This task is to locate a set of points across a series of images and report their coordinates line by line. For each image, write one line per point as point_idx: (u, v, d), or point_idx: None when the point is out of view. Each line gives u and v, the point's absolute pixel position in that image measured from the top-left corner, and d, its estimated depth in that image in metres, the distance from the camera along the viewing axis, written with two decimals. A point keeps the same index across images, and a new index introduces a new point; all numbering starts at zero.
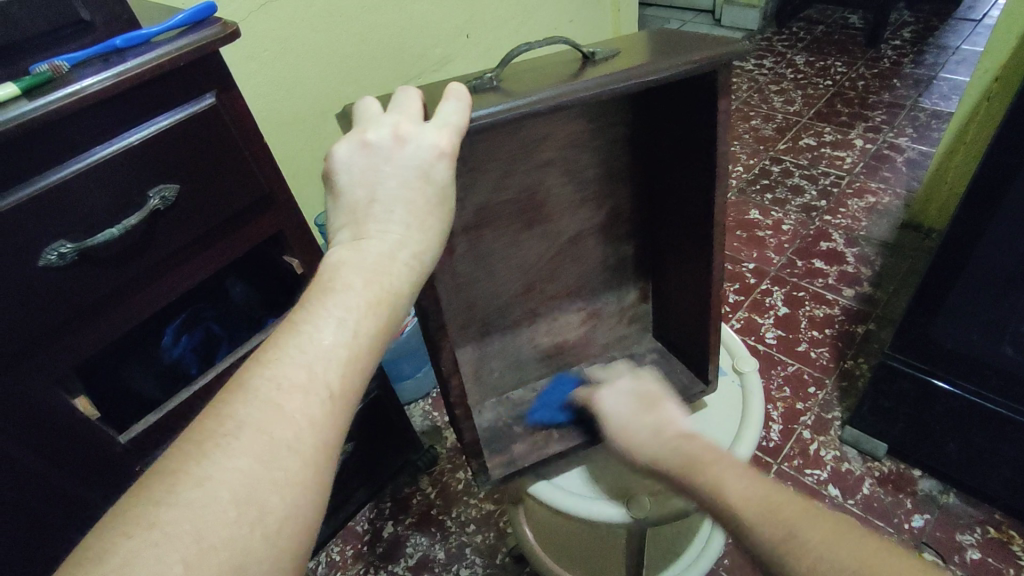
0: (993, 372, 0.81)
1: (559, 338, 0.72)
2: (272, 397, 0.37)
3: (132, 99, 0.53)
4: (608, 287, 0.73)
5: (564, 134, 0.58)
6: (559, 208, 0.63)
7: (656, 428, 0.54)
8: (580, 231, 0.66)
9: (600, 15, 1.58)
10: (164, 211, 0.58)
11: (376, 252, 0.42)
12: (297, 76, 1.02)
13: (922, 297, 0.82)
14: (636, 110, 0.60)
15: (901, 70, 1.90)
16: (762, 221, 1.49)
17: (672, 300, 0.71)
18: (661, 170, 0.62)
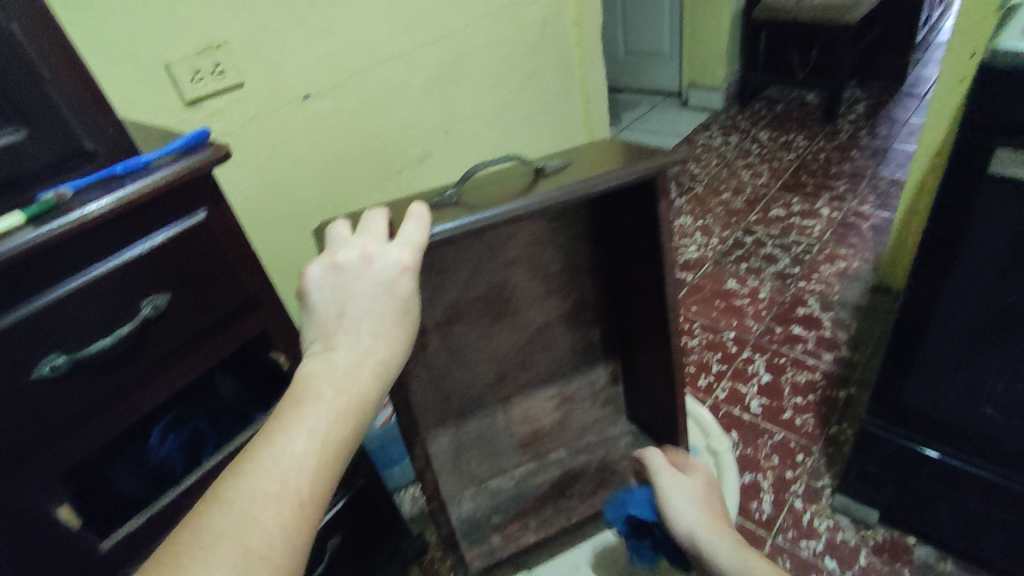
0: (975, 434, 0.82)
1: (534, 425, 0.77)
2: (247, 509, 0.39)
3: (132, 220, 0.57)
4: (580, 372, 0.78)
5: (527, 234, 0.64)
6: (526, 301, 0.69)
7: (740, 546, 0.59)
8: (547, 321, 0.71)
9: (571, 105, 1.70)
10: (156, 321, 0.61)
11: (345, 363, 0.46)
12: (287, 178, 1.08)
13: (891, 365, 0.84)
14: (595, 208, 0.66)
15: (858, 142, 2.03)
16: (739, 289, 1.54)
17: (637, 377, 0.76)
18: (620, 260, 0.67)
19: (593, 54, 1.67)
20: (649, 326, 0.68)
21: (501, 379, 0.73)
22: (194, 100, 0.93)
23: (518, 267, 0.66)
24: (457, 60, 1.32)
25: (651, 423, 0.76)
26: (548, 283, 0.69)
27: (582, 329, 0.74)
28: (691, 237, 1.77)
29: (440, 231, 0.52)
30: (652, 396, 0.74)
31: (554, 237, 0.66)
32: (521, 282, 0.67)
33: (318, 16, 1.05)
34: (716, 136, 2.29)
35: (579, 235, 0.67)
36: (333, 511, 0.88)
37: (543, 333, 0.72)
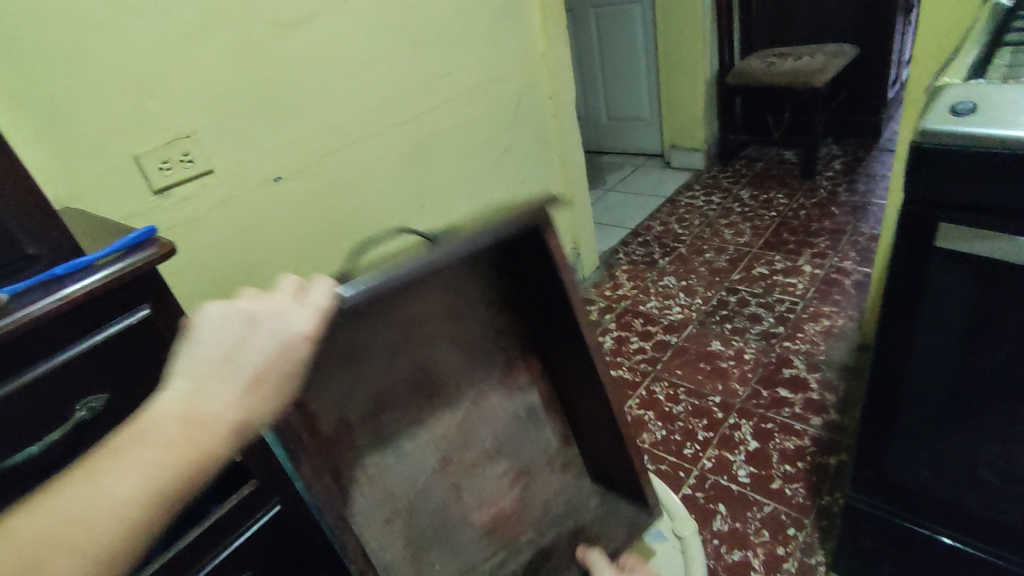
0: (974, 514, 0.78)
1: (498, 503, 0.73)
2: (29, 552, 0.35)
3: (70, 321, 0.57)
4: (532, 441, 0.75)
5: (440, 309, 0.63)
6: (453, 377, 0.68)
7: None
8: (484, 396, 0.71)
9: (550, 173, 1.74)
10: (91, 421, 0.60)
11: (207, 409, 0.41)
12: (257, 259, 1.09)
13: (867, 433, 0.82)
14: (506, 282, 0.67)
15: (837, 198, 2.06)
16: (724, 351, 1.52)
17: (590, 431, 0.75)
18: (549, 332, 0.69)
19: (568, 125, 1.72)
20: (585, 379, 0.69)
21: (454, 462, 0.69)
22: (162, 189, 0.94)
23: (440, 345, 0.65)
24: (431, 138, 1.36)
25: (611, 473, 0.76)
26: (472, 351, 0.69)
27: (518, 398, 0.73)
28: (675, 298, 1.76)
29: (341, 296, 0.49)
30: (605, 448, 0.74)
31: (471, 310, 0.66)
32: (445, 363, 0.67)
33: (289, 104, 1.09)
34: (698, 195, 2.32)
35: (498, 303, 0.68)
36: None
37: (477, 408, 0.70)
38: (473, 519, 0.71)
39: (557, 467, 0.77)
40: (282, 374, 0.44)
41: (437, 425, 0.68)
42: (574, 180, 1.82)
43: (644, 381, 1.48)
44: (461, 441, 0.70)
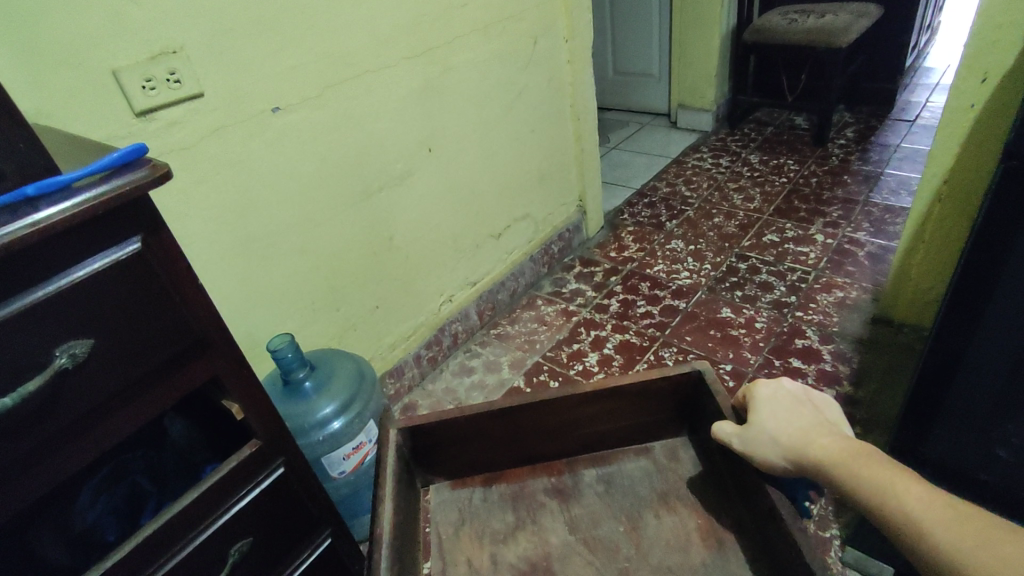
0: (1004, 487, 0.77)
1: (693, 535, 0.68)
2: None
3: (46, 251, 0.48)
4: (632, 477, 0.76)
5: (480, 528, 0.73)
6: (536, 527, 0.72)
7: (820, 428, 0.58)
8: (567, 516, 0.73)
9: (561, 125, 1.64)
10: (74, 371, 0.52)
11: None
12: (253, 198, 0.99)
13: (912, 410, 0.81)
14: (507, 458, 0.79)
15: (850, 167, 2.00)
16: (734, 318, 1.48)
17: (643, 428, 0.79)
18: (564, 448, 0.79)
19: (583, 74, 1.62)
20: (551, 425, 0.77)
21: (629, 567, 0.67)
22: (145, 111, 0.83)
23: (498, 549, 0.70)
24: (442, 75, 1.25)
25: (672, 401, 0.78)
26: (520, 518, 0.73)
27: (583, 486, 0.76)
28: (683, 262, 1.71)
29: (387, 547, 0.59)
30: (642, 408, 0.78)
31: (489, 515, 0.75)
32: (524, 537, 0.71)
33: (291, 25, 0.97)
34: (706, 157, 2.25)
35: (498, 485, 0.78)
36: (315, 552, 0.82)
37: (575, 526, 0.71)
38: (712, 566, 0.65)
39: (665, 461, 0.78)
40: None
41: (575, 570, 0.67)
42: (585, 133, 1.72)
43: (652, 346, 1.43)
44: (610, 539, 0.70)
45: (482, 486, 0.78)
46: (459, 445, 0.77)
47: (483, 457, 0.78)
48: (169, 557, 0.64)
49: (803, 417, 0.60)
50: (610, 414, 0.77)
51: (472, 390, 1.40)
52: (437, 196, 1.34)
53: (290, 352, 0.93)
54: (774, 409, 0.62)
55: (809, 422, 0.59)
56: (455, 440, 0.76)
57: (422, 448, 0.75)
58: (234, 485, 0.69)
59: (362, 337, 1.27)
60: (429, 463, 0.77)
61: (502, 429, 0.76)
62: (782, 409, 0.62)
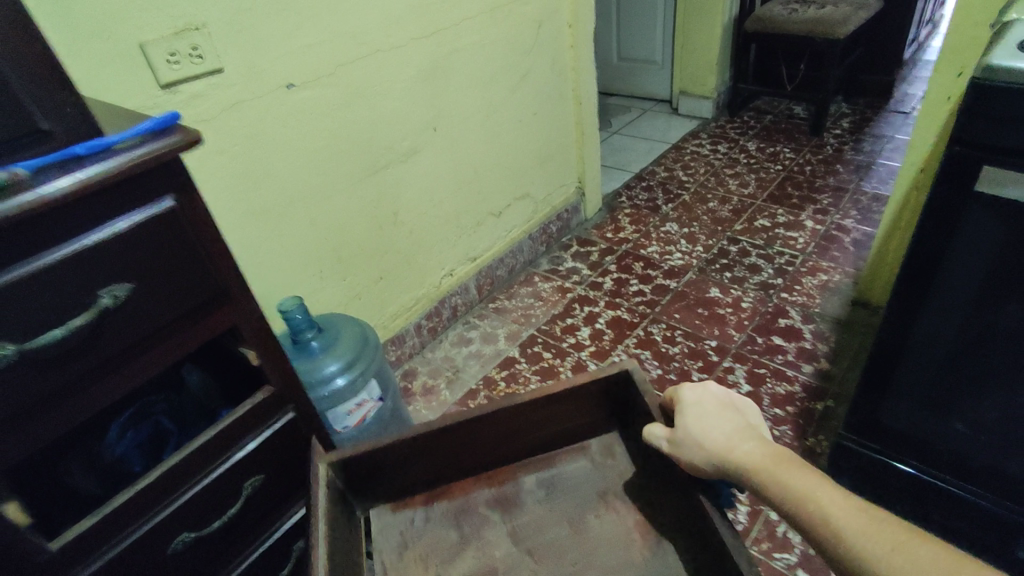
0: (946, 450, 0.84)
1: (633, 533, 0.71)
2: None
3: (93, 204, 0.55)
4: (572, 479, 0.78)
5: (420, 541, 0.74)
6: (480, 539, 0.73)
7: (744, 433, 0.62)
8: (509, 527, 0.74)
9: (562, 107, 1.69)
10: (114, 312, 0.59)
11: None
12: (266, 169, 1.05)
13: (868, 381, 0.87)
14: (446, 470, 0.79)
15: (843, 156, 2.05)
16: (722, 298, 1.54)
17: (578, 429, 0.82)
18: (503, 454, 0.80)
19: (585, 58, 1.67)
20: (487, 435, 0.78)
21: (577, 571, 0.69)
22: (170, 84, 0.89)
23: (442, 568, 0.71)
24: (448, 57, 1.31)
25: (602, 399, 0.80)
26: (462, 534, 0.74)
27: (523, 494, 0.77)
28: (676, 244, 1.77)
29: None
30: (576, 408, 0.79)
31: (431, 536, 0.74)
32: (471, 554, 0.72)
33: (305, 5, 1.02)
34: (705, 144, 2.30)
35: (440, 502, 0.78)
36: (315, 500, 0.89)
37: (517, 539, 0.73)
38: (650, 564, 0.68)
39: (601, 458, 0.80)
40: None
41: None
42: (586, 117, 1.77)
43: (641, 323, 1.50)
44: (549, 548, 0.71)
45: (424, 506, 0.78)
46: (393, 467, 0.76)
47: (423, 474, 0.78)
48: (190, 487, 0.72)
49: (728, 424, 0.63)
50: (545, 419, 0.79)
51: (470, 359, 1.47)
52: (440, 173, 1.40)
53: (300, 314, 1.01)
54: (698, 416, 0.65)
55: (732, 430, 0.62)
56: (392, 460, 0.75)
57: (357, 475, 0.74)
58: (247, 427, 0.77)
59: (366, 305, 1.34)
60: (366, 488, 0.77)
61: (436, 446, 0.76)
62: (710, 413, 0.65)
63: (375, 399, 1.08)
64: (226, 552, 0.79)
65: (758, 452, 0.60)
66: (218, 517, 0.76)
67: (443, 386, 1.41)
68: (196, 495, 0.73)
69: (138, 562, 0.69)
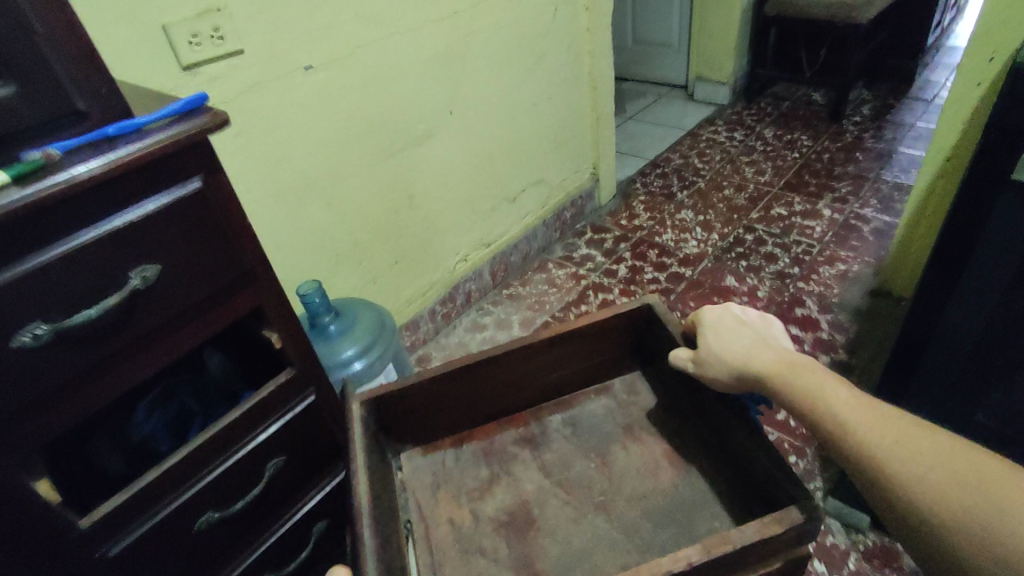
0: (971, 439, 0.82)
1: (663, 460, 0.70)
2: None
3: (125, 184, 0.55)
4: (595, 416, 0.77)
5: (452, 480, 0.72)
6: (513, 476, 0.71)
7: (762, 345, 0.62)
8: (540, 462, 0.72)
9: (578, 92, 1.67)
10: (144, 293, 0.59)
11: None
12: (285, 152, 1.05)
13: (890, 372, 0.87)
14: (472, 413, 0.77)
15: (863, 144, 2.02)
16: (738, 287, 1.53)
17: (601, 369, 0.80)
18: (528, 396, 0.78)
19: (602, 41, 1.64)
20: (511, 376, 0.76)
21: (607, 502, 0.67)
22: (191, 66, 0.89)
23: (476, 505, 0.69)
24: (465, 40, 1.29)
25: (623, 336, 0.78)
26: (493, 472, 0.72)
27: (552, 431, 0.76)
28: (692, 232, 1.76)
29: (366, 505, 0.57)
30: (596, 347, 0.78)
31: (460, 474, 0.73)
32: (501, 490, 0.70)
33: None
34: (720, 130, 2.27)
35: (469, 444, 0.76)
36: (334, 481, 0.89)
37: (550, 472, 0.71)
38: (684, 486, 0.67)
39: (626, 396, 0.79)
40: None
41: (555, 512, 0.67)
42: (602, 102, 1.76)
43: None
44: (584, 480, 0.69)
45: (454, 449, 0.76)
46: (419, 408, 0.73)
47: (452, 419, 0.76)
48: (215, 467, 0.73)
49: (746, 335, 0.63)
50: (568, 358, 0.77)
51: (484, 345, 1.48)
52: (456, 157, 1.39)
53: (318, 297, 1.01)
54: (717, 330, 0.65)
55: (751, 341, 0.62)
56: (418, 404, 0.73)
57: (387, 414, 0.72)
58: (271, 408, 0.77)
59: (382, 289, 1.34)
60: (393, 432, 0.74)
61: (463, 387, 0.74)
62: (726, 328, 0.65)
63: (392, 382, 1.07)
64: (249, 533, 0.80)
65: (775, 358, 0.60)
66: (241, 498, 0.76)
67: None
68: (222, 474, 0.73)
69: (165, 540, 0.70)
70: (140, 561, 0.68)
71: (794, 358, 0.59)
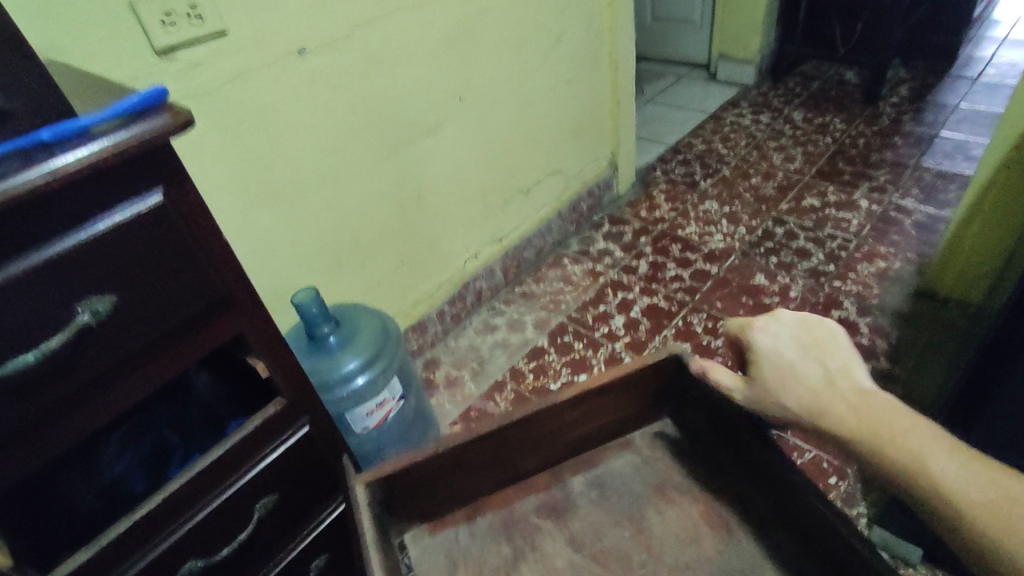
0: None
1: (701, 525, 0.70)
2: None
3: (64, 200, 0.45)
4: (622, 474, 0.77)
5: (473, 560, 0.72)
6: (541, 548, 0.72)
7: (829, 391, 0.56)
8: (568, 533, 0.72)
9: (597, 74, 1.55)
10: (97, 329, 0.50)
11: None
12: (277, 146, 0.95)
13: (965, 391, 0.78)
14: (489, 476, 0.76)
15: (901, 128, 1.88)
16: (768, 286, 1.42)
17: (625, 420, 0.80)
18: (545, 452, 0.78)
19: (623, 18, 1.51)
20: (531, 435, 0.75)
21: (648, 572, 0.67)
22: (165, 51, 0.78)
23: None
24: (475, 18, 1.18)
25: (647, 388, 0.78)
26: (517, 549, 0.72)
27: (574, 497, 0.76)
28: (717, 225, 1.64)
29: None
30: (620, 400, 0.77)
31: (479, 551, 0.73)
32: (528, 567, 0.70)
33: None
34: (746, 113, 2.13)
35: (484, 516, 0.76)
36: (333, 514, 0.81)
37: (580, 545, 0.71)
38: (728, 554, 0.67)
39: (648, 450, 0.79)
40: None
41: None
42: (622, 85, 1.63)
43: (681, 312, 1.39)
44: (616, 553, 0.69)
45: (466, 523, 0.76)
46: (432, 481, 0.73)
47: (461, 487, 0.75)
48: (194, 513, 0.64)
49: (812, 378, 0.58)
50: (591, 414, 0.77)
51: (496, 349, 1.39)
52: (466, 147, 1.28)
53: (315, 307, 0.92)
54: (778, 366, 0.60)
55: (816, 389, 0.57)
56: (431, 475, 0.72)
57: (398, 490, 0.71)
58: (258, 444, 0.68)
59: (386, 291, 1.25)
60: (402, 511, 0.74)
61: (479, 453, 0.73)
62: (785, 372, 0.59)
63: (397, 398, 0.98)
64: None
65: (850, 409, 0.54)
66: (228, 543, 0.69)
67: (467, 378, 1.33)
68: (203, 520, 0.65)
69: None
70: None
71: (871, 403, 0.54)
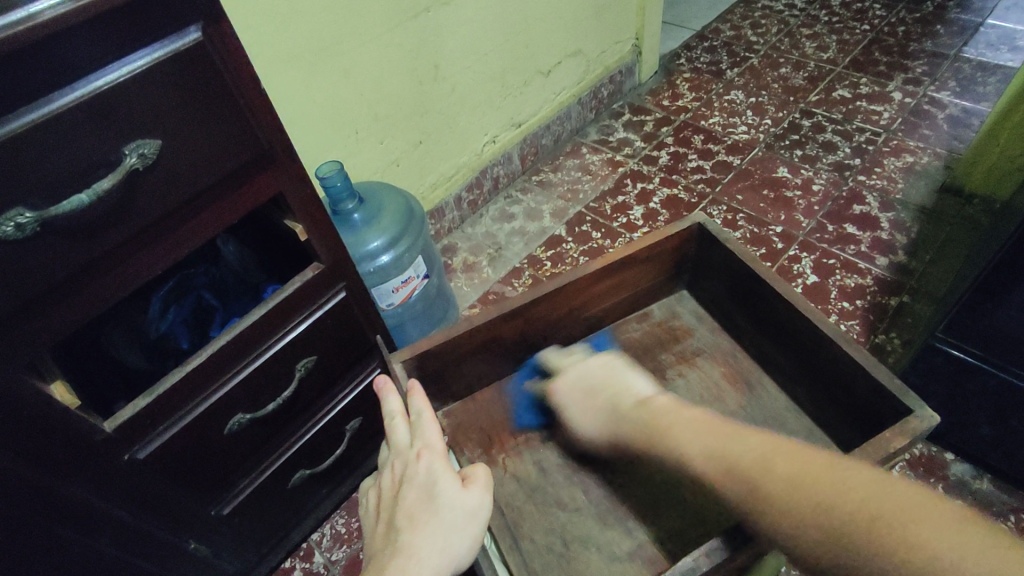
0: None
1: (717, 384, 0.82)
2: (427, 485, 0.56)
3: (104, 29, 0.43)
4: (643, 344, 0.88)
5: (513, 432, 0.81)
6: None
7: (614, 414, 0.65)
8: None
9: None
10: (143, 172, 0.49)
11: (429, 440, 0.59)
12: (293, 5, 0.88)
13: (976, 294, 0.77)
14: (527, 353, 0.84)
15: (945, 16, 1.76)
16: (791, 179, 1.40)
17: (646, 292, 0.89)
18: (573, 327, 0.86)
19: None
20: (567, 311, 0.83)
21: None
22: None
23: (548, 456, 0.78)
24: None
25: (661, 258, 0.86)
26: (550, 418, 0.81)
27: None
28: (742, 116, 1.59)
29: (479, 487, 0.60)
30: (644, 271, 0.85)
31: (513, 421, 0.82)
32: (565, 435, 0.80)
33: None
34: None
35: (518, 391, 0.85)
36: (370, 375, 0.86)
37: None
38: (749, 408, 0.80)
39: (666, 320, 0.90)
40: (439, 538, 0.53)
41: None
42: None
43: (700, 204, 1.38)
44: None
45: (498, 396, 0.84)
46: (467, 361, 0.79)
47: (497, 366, 0.83)
48: (239, 369, 0.67)
49: (600, 405, 0.67)
50: (615, 289, 0.85)
51: (513, 237, 1.38)
52: (486, 19, 1.20)
53: (339, 182, 0.89)
54: (578, 409, 0.69)
55: (607, 413, 0.66)
56: (475, 351, 0.78)
57: (435, 371, 0.77)
58: (296, 309, 0.69)
59: (404, 173, 1.22)
60: (442, 392, 0.81)
61: (511, 332, 0.79)
62: (581, 399, 0.69)
63: (422, 278, 0.98)
64: (281, 431, 0.77)
65: (635, 429, 0.62)
66: (272, 400, 0.72)
67: (485, 263, 1.34)
68: (247, 377, 0.68)
69: (192, 442, 0.66)
70: (166, 466, 0.64)
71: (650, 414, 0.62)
